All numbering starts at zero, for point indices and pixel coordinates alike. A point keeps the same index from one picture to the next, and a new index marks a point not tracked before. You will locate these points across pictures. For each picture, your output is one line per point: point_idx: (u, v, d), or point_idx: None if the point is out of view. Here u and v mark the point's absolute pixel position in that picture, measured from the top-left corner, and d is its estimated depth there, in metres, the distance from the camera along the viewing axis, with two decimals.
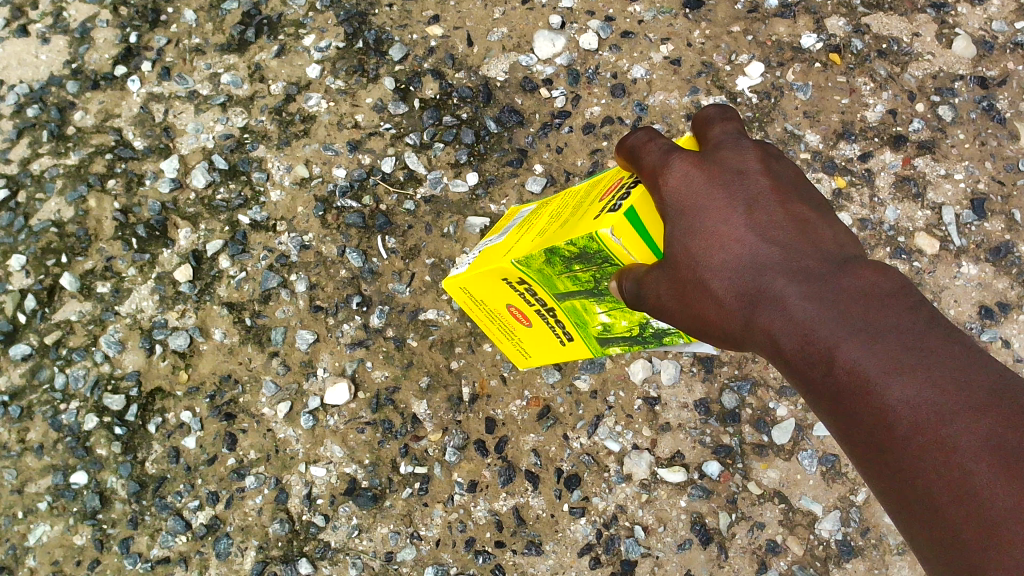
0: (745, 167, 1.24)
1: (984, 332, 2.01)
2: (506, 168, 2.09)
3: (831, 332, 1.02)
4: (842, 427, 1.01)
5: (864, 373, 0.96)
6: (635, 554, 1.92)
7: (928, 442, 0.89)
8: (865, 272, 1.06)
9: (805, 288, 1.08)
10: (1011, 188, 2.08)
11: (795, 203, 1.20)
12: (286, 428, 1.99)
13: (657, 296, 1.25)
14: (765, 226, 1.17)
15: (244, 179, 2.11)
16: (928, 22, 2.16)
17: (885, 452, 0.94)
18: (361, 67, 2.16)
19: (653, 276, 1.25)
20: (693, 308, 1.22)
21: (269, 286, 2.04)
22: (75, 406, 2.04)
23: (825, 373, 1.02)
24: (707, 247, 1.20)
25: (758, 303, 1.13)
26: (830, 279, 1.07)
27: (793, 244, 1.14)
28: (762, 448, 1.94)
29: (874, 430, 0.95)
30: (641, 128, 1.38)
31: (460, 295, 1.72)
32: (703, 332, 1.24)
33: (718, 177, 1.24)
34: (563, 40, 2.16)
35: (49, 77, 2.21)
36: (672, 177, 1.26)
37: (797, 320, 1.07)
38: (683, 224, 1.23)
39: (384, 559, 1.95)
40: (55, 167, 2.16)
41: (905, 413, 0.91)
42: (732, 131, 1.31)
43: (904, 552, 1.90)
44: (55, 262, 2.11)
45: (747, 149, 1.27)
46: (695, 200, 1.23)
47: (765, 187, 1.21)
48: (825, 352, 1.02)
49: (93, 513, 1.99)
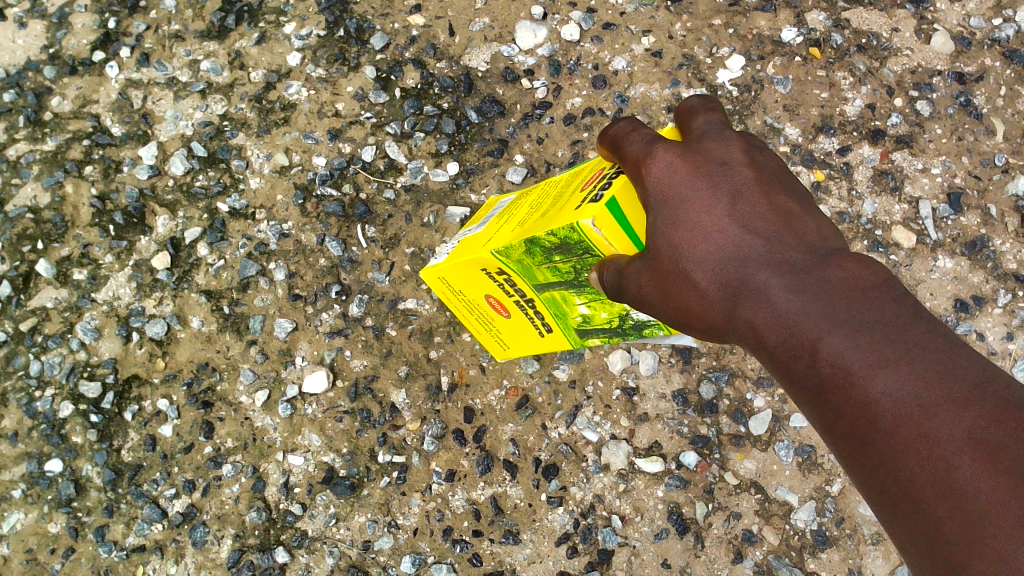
0: (729, 158, 1.24)
1: (959, 325, 2.03)
2: (486, 159, 2.09)
3: (815, 324, 1.03)
4: (823, 419, 1.02)
5: (848, 366, 0.97)
6: (612, 543, 1.93)
7: (912, 435, 0.90)
8: (849, 264, 1.07)
9: (789, 281, 1.09)
10: (988, 183, 2.09)
11: (778, 196, 1.21)
12: (264, 417, 1.98)
13: (639, 287, 1.25)
14: (749, 218, 1.18)
15: (223, 167, 2.10)
16: (907, 17, 2.18)
17: (867, 444, 0.95)
18: (342, 55, 2.15)
19: (633, 267, 1.26)
20: (675, 299, 1.23)
21: (248, 274, 2.04)
22: (50, 393, 2.02)
23: (809, 366, 1.03)
24: (690, 238, 1.20)
25: (741, 296, 1.13)
26: (814, 273, 1.08)
27: (777, 237, 1.15)
28: (739, 438, 1.95)
29: (857, 422, 0.96)
30: (624, 119, 1.38)
31: (438, 286, 1.71)
32: (686, 323, 1.24)
33: (702, 167, 1.24)
34: (544, 31, 2.16)
35: (26, 62, 2.19)
36: (655, 167, 1.26)
37: (780, 312, 1.08)
38: (666, 214, 1.23)
39: (361, 548, 1.94)
40: (31, 152, 2.14)
41: (889, 405, 0.92)
42: (715, 121, 1.31)
43: (878, 542, 1.91)
44: (31, 248, 2.09)
45: (730, 140, 1.27)
46: (678, 190, 1.23)
47: (749, 179, 1.22)
48: (809, 345, 1.03)
49: (68, 501, 1.98)
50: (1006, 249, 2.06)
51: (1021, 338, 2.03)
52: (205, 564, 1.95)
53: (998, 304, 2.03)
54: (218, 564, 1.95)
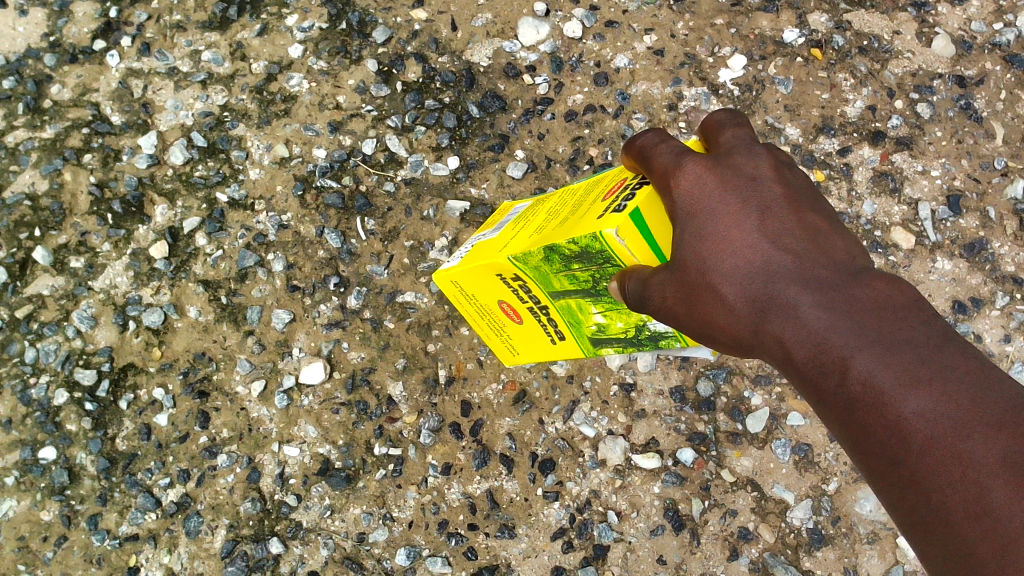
0: (758, 174, 1.24)
1: (957, 326, 2.03)
2: (487, 154, 2.09)
3: (846, 342, 1.03)
4: (851, 438, 1.02)
5: (879, 385, 0.97)
6: (608, 539, 1.92)
7: (943, 455, 0.90)
8: (879, 285, 1.07)
9: (818, 297, 1.09)
10: (987, 185, 2.10)
11: (807, 213, 1.21)
12: (260, 407, 1.97)
13: (663, 298, 1.23)
14: (778, 234, 1.17)
15: (223, 157, 2.10)
16: (908, 20, 2.18)
17: (898, 464, 0.95)
18: (344, 48, 2.15)
19: (658, 278, 1.23)
20: (700, 312, 1.21)
21: (246, 265, 2.03)
22: (45, 380, 2.01)
23: (838, 384, 1.02)
24: (718, 251, 1.19)
25: (769, 311, 1.13)
26: (844, 291, 1.08)
27: (806, 253, 1.15)
28: (736, 436, 1.94)
29: (886, 442, 0.96)
30: (653, 130, 1.36)
31: (451, 292, 1.69)
32: (708, 337, 1.23)
33: (732, 181, 1.23)
34: (547, 27, 2.16)
35: (26, 49, 2.18)
36: (684, 179, 1.24)
37: (810, 328, 1.07)
38: (694, 226, 1.22)
39: (356, 540, 1.93)
40: (30, 140, 2.13)
41: (921, 425, 0.92)
42: (744, 136, 1.30)
43: (875, 541, 1.91)
44: (28, 235, 2.08)
45: (760, 155, 1.26)
46: (707, 203, 1.22)
47: (778, 195, 1.21)
48: (838, 362, 1.02)
49: (61, 489, 1.96)
50: (1004, 252, 2.06)
51: (1019, 340, 2.03)
52: (198, 554, 1.94)
53: (996, 306, 2.04)
54: (212, 555, 1.93)
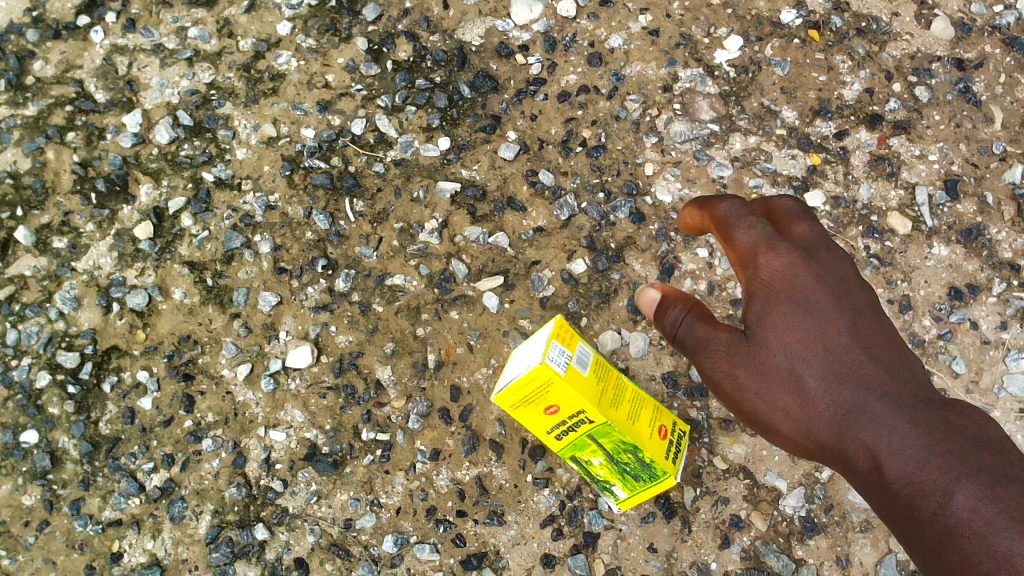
0: (847, 277, 1.46)
1: (953, 312, 1.97)
2: (479, 134, 2.06)
3: (934, 479, 1.21)
4: (908, 540, 1.24)
5: (986, 517, 1.15)
6: (599, 527, 1.88)
7: (997, 562, 1.12)
8: (957, 415, 1.30)
9: (913, 420, 1.29)
10: (985, 171, 2.06)
11: (879, 338, 1.41)
12: (246, 391, 1.94)
13: (734, 378, 1.44)
14: (873, 351, 1.39)
15: (210, 137, 2.06)
16: (907, 2, 2.13)
17: (945, 560, 1.18)
18: (333, 26, 2.11)
19: (738, 368, 1.43)
20: (779, 404, 1.41)
21: (232, 246, 2.00)
22: (27, 363, 1.98)
23: (935, 510, 1.19)
24: (808, 347, 1.40)
25: (856, 425, 1.33)
26: (935, 416, 1.29)
27: (887, 389, 1.34)
28: (729, 423, 1.91)
29: (932, 540, 1.19)
30: (729, 200, 1.51)
31: None
32: (807, 448, 1.40)
33: (824, 277, 1.44)
34: (541, 6, 2.11)
35: (8, 24, 2.13)
36: (774, 259, 1.44)
37: (904, 445, 1.27)
38: (778, 323, 1.42)
39: (342, 527, 1.90)
40: (12, 117, 2.08)
41: (974, 521, 1.16)
42: (818, 229, 1.49)
43: (868, 529, 1.87)
44: (10, 215, 2.04)
45: (842, 260, 1.48)
46: (802, 293, 1.42)
47: (864, 305, 1.44)
48: (938, 488, 1.20)
49: (43, 473, 1.93)
50: (1002, 238, 2.02)
51: (1015, 328, 1.97)
52: (182, 540, 1.90)
53: (992, 292, 1.99)
54: (196, 541, 1.90)
